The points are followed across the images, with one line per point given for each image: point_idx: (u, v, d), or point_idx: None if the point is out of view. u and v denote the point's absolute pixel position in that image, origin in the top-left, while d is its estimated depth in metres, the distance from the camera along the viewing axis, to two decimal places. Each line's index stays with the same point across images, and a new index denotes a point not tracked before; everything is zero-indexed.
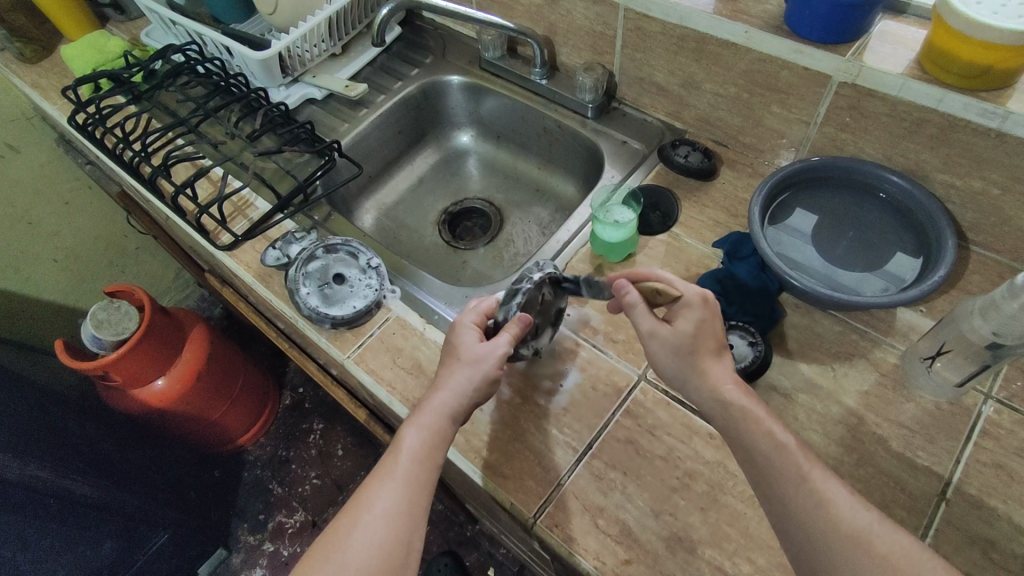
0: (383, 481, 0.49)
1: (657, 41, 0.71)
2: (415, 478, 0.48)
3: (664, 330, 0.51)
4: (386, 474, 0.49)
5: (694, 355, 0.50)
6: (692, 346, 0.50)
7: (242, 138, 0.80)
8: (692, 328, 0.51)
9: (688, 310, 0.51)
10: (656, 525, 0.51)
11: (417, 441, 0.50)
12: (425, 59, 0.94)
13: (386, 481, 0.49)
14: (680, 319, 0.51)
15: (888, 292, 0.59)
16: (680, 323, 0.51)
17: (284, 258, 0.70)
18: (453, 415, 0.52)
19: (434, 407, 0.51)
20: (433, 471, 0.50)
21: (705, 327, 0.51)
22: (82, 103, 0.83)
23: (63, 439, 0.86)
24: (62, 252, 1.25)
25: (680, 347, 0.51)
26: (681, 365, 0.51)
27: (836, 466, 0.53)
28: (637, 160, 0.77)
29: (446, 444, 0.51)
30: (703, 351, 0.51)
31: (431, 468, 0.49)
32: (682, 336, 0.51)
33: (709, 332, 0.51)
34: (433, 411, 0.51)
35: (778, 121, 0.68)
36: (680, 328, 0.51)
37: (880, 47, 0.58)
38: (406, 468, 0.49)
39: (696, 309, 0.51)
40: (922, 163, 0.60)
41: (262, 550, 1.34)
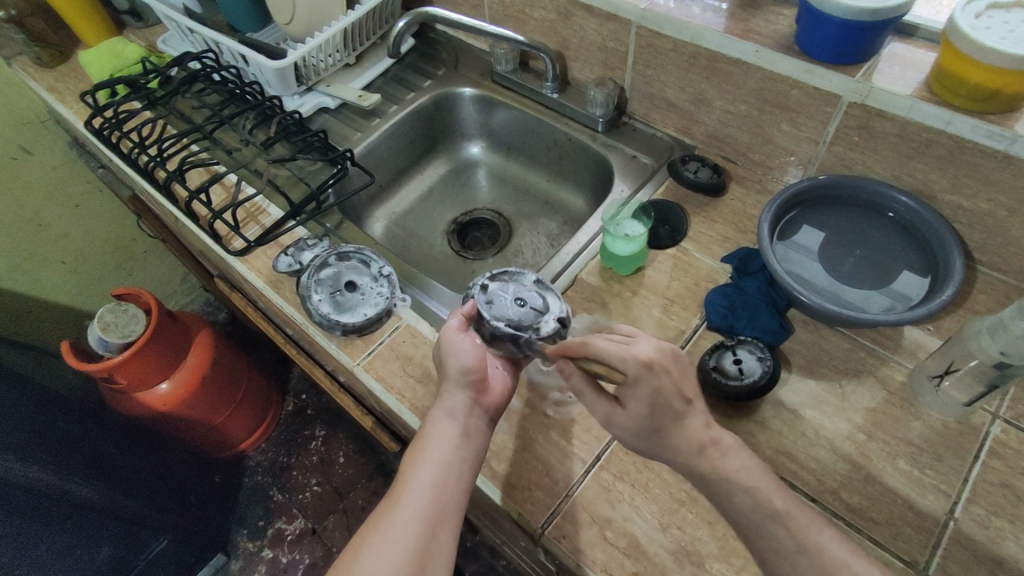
0: (402, 488, 0.50)
1: (668, 58, 0.72)
2: (432, 481, 0.50)
3: (619, 415, 0.49)
4: (404, 483, 0.50)
5: (657, 430, 0.48)
6: (651, 426, 0.48)
7: (256, 145, 0.81)
8: (646, 408, 0.47)
9: (637, 389, 0.47)
10: (664, 538, 0.51)
11: (432, 444, 0.51)
12: (437, 71, 0.96)
13: (404, 488, 0.50)
14: (631, 401, 0.48)
15: (895, 309, 0.60)
16: (631, 403, 0.48)
17: (296, 265, 0.70)
18: (462, 413, 0.53)
19: (443, 411, 0.53)
20: (453, 475, 0.50)
21: (662, 400, 0.47)
22: (100, 108, 0.84)
23: (65, 441, 0.86)
24: (72, 254, 1.26)
25: (641, 430, 0.48)
26: (649, 445, 0.49)
27: (844, 483, 0.53)
28: (647, 174, 0.78)
29: (466, 448, 0.52)
30: (667, 424, 0.47)
31: (452, 473, 0.50)
32: (637, 420, 0.48)
33: (668, 400, 0.47)
34: (443, 414, 0.53)
35: (787, 139, 0.69)
36: (632, 411, 0.48)
37: (889, 69, 0.59)
38: (423, 474, 0.50)
39: (644, 385, 0.47)
40: (930, 183, 0.61)
41: (261, 556, 1.33)
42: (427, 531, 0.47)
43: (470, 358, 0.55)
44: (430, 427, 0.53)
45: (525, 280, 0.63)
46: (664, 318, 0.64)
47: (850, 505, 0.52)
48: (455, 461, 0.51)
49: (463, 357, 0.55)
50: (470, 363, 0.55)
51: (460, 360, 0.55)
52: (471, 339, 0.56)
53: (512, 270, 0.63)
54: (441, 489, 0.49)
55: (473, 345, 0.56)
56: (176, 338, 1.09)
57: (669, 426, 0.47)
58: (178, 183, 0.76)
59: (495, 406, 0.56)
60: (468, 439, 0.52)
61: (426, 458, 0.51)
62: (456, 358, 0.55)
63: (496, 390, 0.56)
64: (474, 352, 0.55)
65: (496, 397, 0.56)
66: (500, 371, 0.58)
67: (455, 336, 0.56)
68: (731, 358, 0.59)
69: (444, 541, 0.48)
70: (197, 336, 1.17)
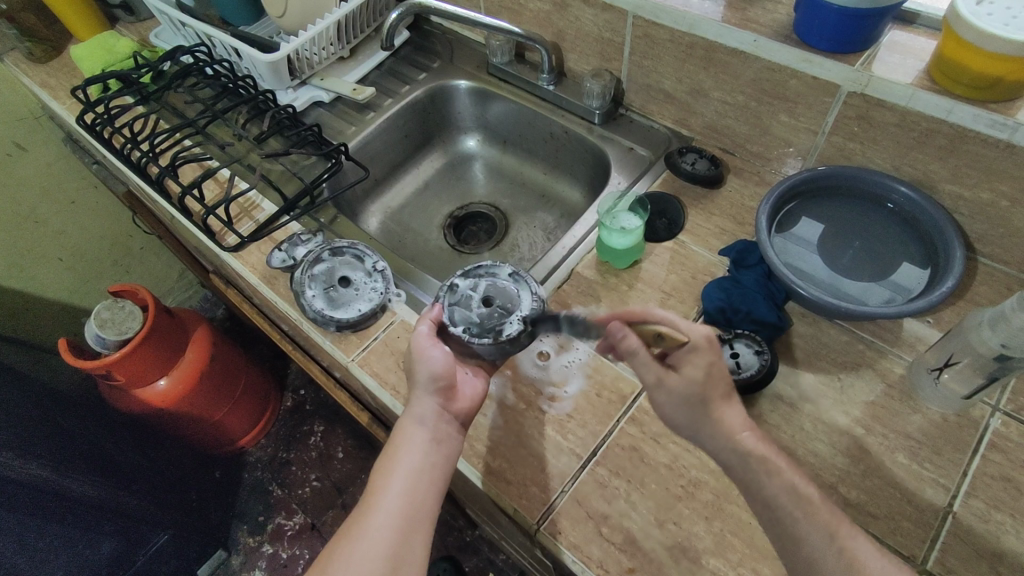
0: (372, 498, 0.49)
1: (665, 49, 0.71)
2: (403, 490, 0.49)
3: (672, 380, 0.47)
4: (375, 492, 0.49)
5: (706, 401, 0.46)
6: (702, 394, 0.46)
7: (249, 139, 0.81)
8: (702, 375, 0.46)
9: (696, 354, 0.47)
10: (661, 534, 0.51)
11: (402, 453, 0.50)
12: (433, 63, 0.95)
13: (374, 497, 0.49)
14: (688, 365, 0.47)
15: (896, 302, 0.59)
16: (688, 370, 0.47)
17: (290, 260, 0.70)
18: (432, 420, 0.52)
19: (412, 418, 0.52)
20: (424, 483, 0.49)
21: (716, 370, 0.47)
22: (91, 103, 0.83)
23: (63, 437, 0.86)
24: (68, 250, 1.25)
25: (691, 398, 0.46)
26: (689, 418, 0.47)
27: (842, 477, 0.52)
28: (644, 166, 0.78)
29: (436, 454, 0.51)
30: (714, 395, 0.46)
31: (423, 481, 0.49)
32: (692, 384, 0.46)
33: (719, 376, 0.47)
34: (413, 422, 0.52)
35: (786, 130, 0.68)
36: (688, 376, 0.47)
37: (889, 57, 0.58)
38: (393, 483, 0.49)
39: (704, 352, 0.46)
40: (931, 174, 0.60)
41: (262, 552, 1.33)
42: (398, 541, 0.47)
43: (440, 364, 0.53)
44: (400, 435, 0.51)
45: (500, 274, 0.63)
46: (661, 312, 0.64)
47: (849, 500, 0.51)
48: (426, 468, 0.50)
49: (432, 364, 0.53)
50: (440, 369, 0.53)
51: (430, 367, 0.53)
52: (441, 344, 0.55)
53: (486, 264, 0.64)
54: (411, 498, 0.49)
55: (443, 351, 0.54)
56: (173, 334, 1.09)
57: (719, 399, 0.46)
58: (171, 178, 0.75)
59: (466, 411, 0.54)
60: (439, 446, 0.51)
61: (396, 467, 0.50)
62: (425, 365, 0.53)
63: (466, 396, 0.54)
64: (444, 359, 0.53)
65: (466, 402, 0.54)
66: (471, 376, 0.57)
67: (425, 342, 0.54)
68: (728, 352, 0.58)
69: (416, 549, 0.47)
70: (194, 332, 1.16)
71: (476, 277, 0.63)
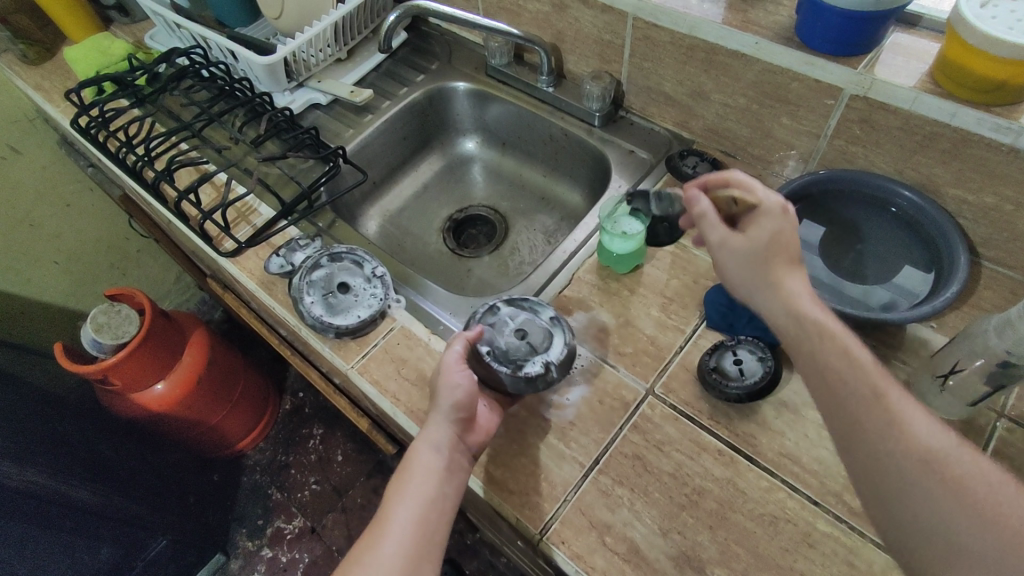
0: (384, 525, 0.48)
1: (665, 51, 0.71)
2: (415, 519, 0.47)
3: (735, 240, 0.50)
4: (386, 519, 0.48)
5: (768, 261, 0.48)
6: (762, 253, 0.49)
7: (245, 143, 0.80)
8: (766, 237, 0.49)
9: (764, 218, 0.50)
10: (664, 543, 0.51)
11: (415, 480, 0.49)
12: (430, 64, 0.94)
13: (386, 525, 0.48)
14: (753, 227, 0.50)
15: (897, 304, 0.59)
16: (752, 231, 0.50)
17: (288, 266, 0.69)
18: (447, 447, 0.50)
19: (428, 443, 0.50)
20: (435, 513, 0.48)
21: (780, 238, 0.49)
22: (85, 106, 0.82)
23: (60, 443, 0.85)
24: (64, 253, 1.24)
25: (751, 255, 0.49)
26: (749, 273, 0.49)
27: (847, 485, 0.52)
28: (645, 169, 0.77)
29: (448, 483, 0.50)
30: (780, 259, 0.48)
31: (435, 511, 0.48)
32: (753, 244, 0.49)
33: (787, 244, 0.49)
34: (428, 447, 0.50)
35: (788, 133, 0.67)
36: (753, 236, 0.49)
37: (891, 60, 0.58)
38: (405, 511, 0.48)
39: (772, 217, 0.49)
40: (934, 177, 0.60)
41: (261, 556, 1.33)
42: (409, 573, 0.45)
43: (464, 393, 0.51)
44: (413, 460, 0.50)
45: (543, 314, 0.61)
46: (663, 318, 0.63)
47: (853, 508, 0.51)
48: (438, 498, 0.49)
49: (456, 391, 0.51)
50: (462, 398, 0.51)
51: (453, 394, 0.51)
52: (468, 372, 0.53)
53: (533, 300, 0.61)
54: (423, 528, 0.47)
55: (470, 378, 0.52)
56: (170, 338, 1.08)
57: (781, 264, 0.48)
58: (167, 182, 0.75)
59: (479, 442, 0.53)
60: (452, 475, 0.50)
61: (408, 493, 0.49)
62: (448, 391, 0.51)
63: (480, 428, 0.54)
64: (467, 388, 0.51)
65: (480, 434, 0.53)
66: (487, 409, 0.55)
67: (453, 367, 0.52)
68: (731, 358, 0.58)
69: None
70: (191, 335, 1.16)
71: (518, 307, 0.61)
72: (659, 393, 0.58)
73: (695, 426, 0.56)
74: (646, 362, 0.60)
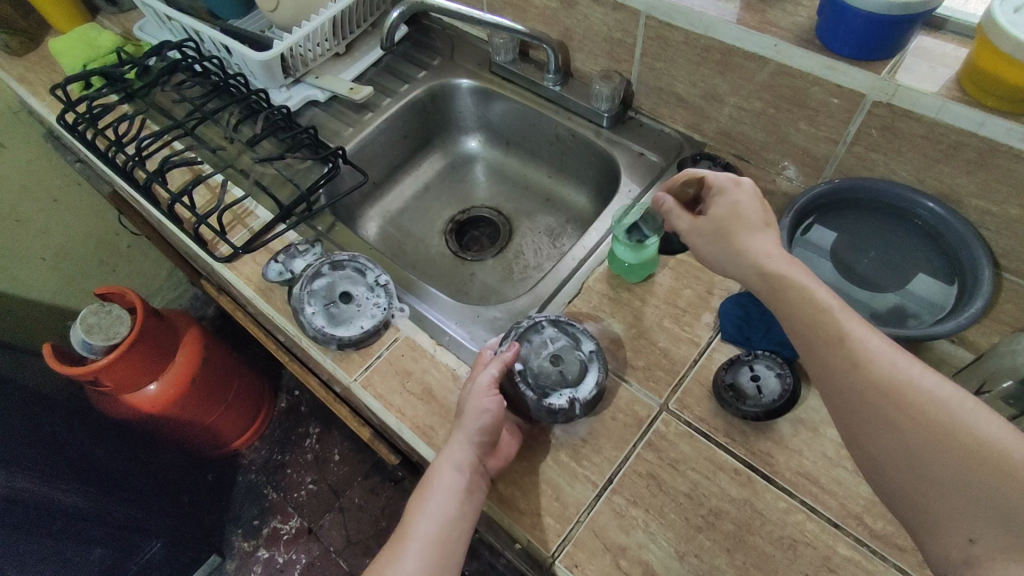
0: (403, 540, 0.48)
1: (679, 51, 0.68)
2: (434, 538, 0.47)
3: (699, 223, 0.52)
4: (405, 534, 0.48)
5: (727, 233, 0.49)
6: (722, 228, 0.50)
7: (241, 142, 0.77)
8: (724, 213, 0.50)
9: (719, 196, 0.51)
10: (681, 567, 0.49)
11: (436, 497, 0.49)
12: (432, 60, 0.91)
13: (405, 540, 0.48)
14: (711, 209, 0.51)
15: (908, 315, 0.59)
16: (711, 210, 0.51)
17: (287, 274, 0.66)
18: (469, 470, 0.50)
19: (450, 463, 0.50)
20: (453, 532, 0.48)
21: (739, 208, 0.50)
22: (72, 102, 0.79)
23: (52, 448, 0.83)
24: (52, 250, 1.20)
25: (711, 232, 0.50)
26: (716, 251, 0.50)
27: (867, 506, 0.51)
28: (655, 173, 0.75)
29: (468, 503, 0.50)
30: (739, 228, 0.49)
31: (453, 530, 0.48)
32: (713, 221, 0.50)
33: (745, 212, 0.49)
34: (449, 466, 0.50)
35: (805, 138, 0.65)
36: (711, 214, 0.51)
37: (916, 66, 0.56)
38: (425, 527, 0.48)
39: (726, 193, 0.51)
40: (957, 188, 0.58)
41: (257, 557, 1.31)
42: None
43: (490, 418, 0.51)
44: (434, 478, 0.50)
45: (585, 345, 0.58)
46: (676, 330, 0.62)
47: (875, 531, 0.50)
48: (457, 519, 0.49)
49: (483, 415, 0.51)
50: (488, 423, 0.51)
51: (479, 418, 0.51)
52: (496, 397, 0.53)
53: (581, 327, 0.59)
54: (442, 548, 0.47)
55: (498, 405, 0.52)
56: (163, 338, 1.06)
57: (741, 232, 0.49)
58: (158, 184, 0.72)
59: (498, 467, 0.53)
60: (471, 496, 0.50)
61: (428, 509, 0.49)
62: (474, 414, 0.52)
63: (503, 452, 0.53)
64: (494, 414, 0.52)
65: (501, 458, 0.53)
66: (510, 435, 0.54)
67: (482, 392, 0.53)
68: (748, 374, 0.56)
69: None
70: (184, 334, 1.13)
71: (563, 330, 0.59)
72: (673, 409, 0.57)
73: (711, 445, 0.54)
74: (659, 376, 0.59)
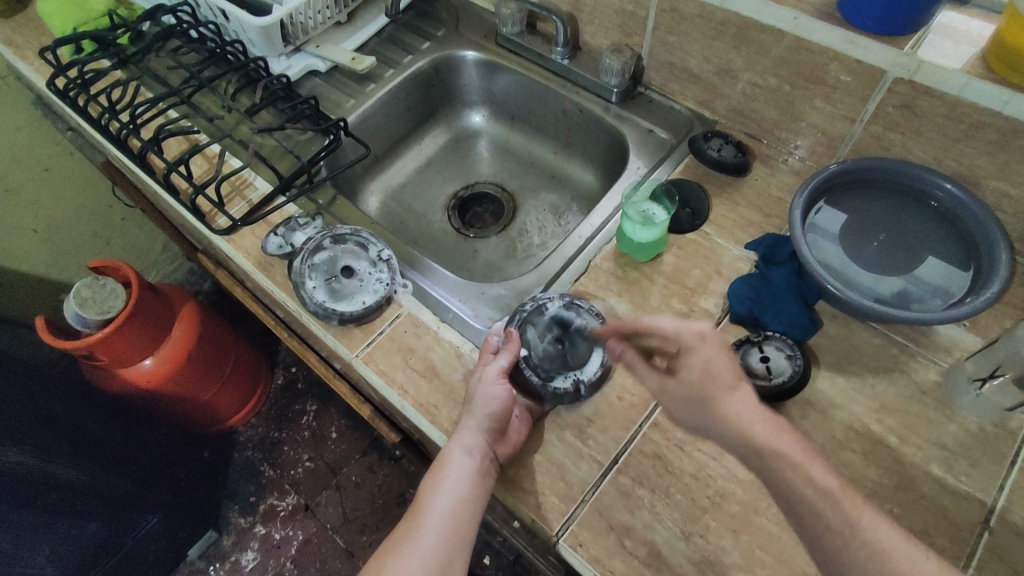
0: (419, 516, 0.50)
1: (693, 25, 0.66)
2: (448, 517, 0.49)
3: (671, 385, 0.48)
4: (421, 511, 0.50)
5: (705, 400, 0.46)
6: (700, 396, 0.46)
7: (239, 111, 0.75)
8: (697, 375, 0.47)
9: (692, 353, 0.48)
10: (686, 547, 0.49)
11: (448, 480, 0.50)
12: (437, 31, 0.88)
13: (421, 516, 0.50)
14: (682, 368, 0.48)
15: (911, 298, 0.57)
16: (683, 372, 0.48)
17: (287, 247, 0.65)
18: (480, 453, 0.50)
19: (461, 445, 0.51)
20: (465, 513, 0.49)
21: (712, 369, 0.47)
22: (64, 67, 0.76)
23: (46, 420, 0.82)
24: (44, 222, 1.18)
25: (688, 400, 0.47)
26: (695, 420, 0.47)
27: (876, 489, 0.50)
28: (665, 151, 0.73)
29: (480, 485, 0.50)
30: (718, 392, 0.46)
31: (464, 511, 0.49)
32: (689, 387, 0.47)
33: (718, 371, 0.47)
34: (460, 450, 0.51)
35: (820, 117, 0.64)
36: (683, 377, 0.47)
37: (939, 42, 0.54)
38: (437, 509, 0.49)
39: (698, 351, 0.48)
40: (976, 169, 0.57)
41: (253, 533, 1.31)
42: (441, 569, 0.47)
43: (500, 405, 0.51)
44: (445, 461, 0.51)
45: (590, 325, 0.58)
46: (684, 310, 0.61)
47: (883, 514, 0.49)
48: (470, 499, 0.50)
49: (493, 402, 0.51)
50: (497, 410, 0.51)
51: (489, 405, 0.52)
52: (506, 384, 0.53)
53: (588, 307, 0.59)
54: (455, 526, 0.49)
55: (507, 392, 0.52)
56: (159, 313, 1.04)
57: (720, 395, 0.46)
58: (154, 153, 0.70)
59: (510, 452, 0.52)
60: (482, 478, 0.50)
61: (441, 490, 0.50)
62: (484, 401, 0.52)
63: (512, 437, 0.52)
64: (504, 401, 0.52)
65: (512, 443, 0.52)
66: (519, 418, 0.53)
67: (491, 380, 0.53)
68: (758, 355, 0.55)
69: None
70: (181, 310, 1.11)
71: (568, 311, 0.59)
72: None
73: None
74: None
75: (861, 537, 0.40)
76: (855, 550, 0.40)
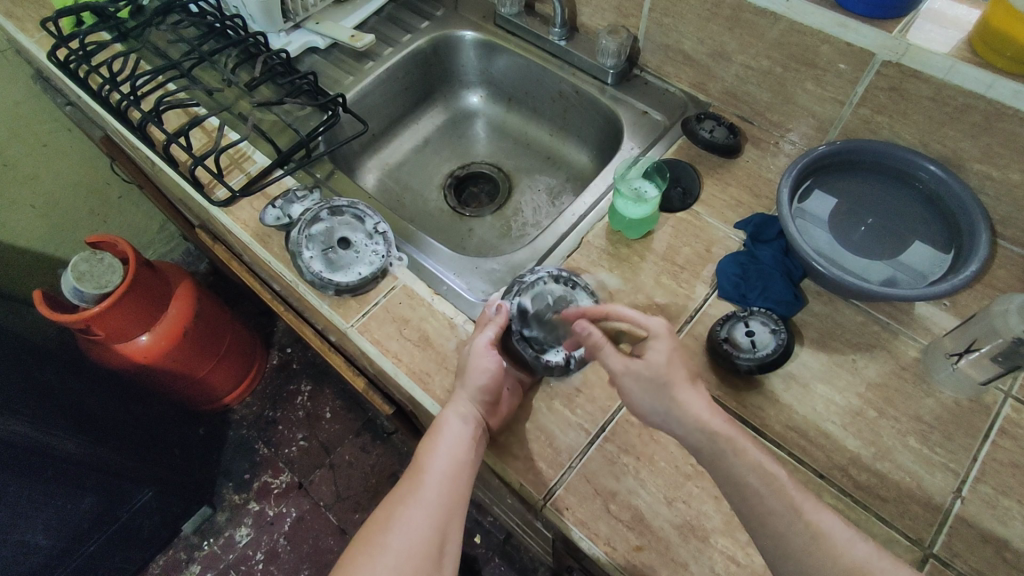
0: (418, 476, 0.51)
1: (688, 6, 0.67)
2: (447, 477, 0.50)
3: (635, 364, 0.49)
4: (421, 471, 0.51)
5: (668, 384, 0.47)
6: (665, 377, 0.47)
7: (238, 85, 0.75)
8: (663, 359, 0.48)
9: (656, 341, 0.49)
10: (669, 512, 0.50)
11: (442, 446, 0.51)
12: (436, 11, 0.89)
13: (420, 476, 0.50)
14: (650, 351, 0.49)
15: (897, 282, 0.59)
16: (648, 354, 0.49)
17: (285, 219, 0.66)
18: (475, 421, 0.52)
19: (455, 414, 0.52)
20: (460, 479, 0.50)
21: (676, 358, 0.49)
22: (64, 39, 0.77)
23: (44, 392, 0.83)
24: (41, 197, 1.18)
25: (653, 380, 0.48)
26: (658, 400, 0.47)
27: (853, 459, 0.52)
28: (659, 133, 0.74)
29: (474, 451, 0.51)
30: (677, 379, 0.47)
31: (459, 477, 0.50)
32: (654, 368, 0.48)
33: (681, 360, 0.49)
34: (454, 418, 0.51)
35: (811, 100, 0.65)
36: (650, 359, 0.48)
37: (926, 26, 0.55)
38: (434, 474, 0.50)
39: (663, 339, 0.49)
40: (960, 152, 0.58)
41: (247, 509, 1.32)
42: (440, 526, 0.48)
43: (493, 377, 0.52)
44: (440, 428, 0.52)
45: (584, 301, 0.60)
46: (673, 286, 0.62)
47: (859, 482, 0.51)
48: (467, 462, 0.51)
49: (483, 374, 0.52)
50: (489, 382, 0.52)
51: (480, 376, 0.53)
52: (495, 356, 0.54)
53: (584, 284, 0.60)
54: (453, 487, 0.50)
55: (498, 363, 0.54)
56: (156, 289, 1.04)
57: (681, 380, 0.47)
58: (153, 124, 0.70)
59: (501, 422, 0.54)
60: (476, 444, 0.51)
61: (435, 457, 0.51)
62: (476, 373, 0.53)
63: (504, 408, 0.54)
64: (494, 373, 0.53)
65: (503, 413, 0.54)
66: (511, 392, 0.55)
67: (482, 351, 0.54)
68: (743, 330, 0.57)
69: (454, 537, 0.49)
70: (177, 287, 1.11)
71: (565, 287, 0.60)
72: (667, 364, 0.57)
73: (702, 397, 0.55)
74: None
75: (802, 522, 0.42)
76: (795, 533, 0.42)
